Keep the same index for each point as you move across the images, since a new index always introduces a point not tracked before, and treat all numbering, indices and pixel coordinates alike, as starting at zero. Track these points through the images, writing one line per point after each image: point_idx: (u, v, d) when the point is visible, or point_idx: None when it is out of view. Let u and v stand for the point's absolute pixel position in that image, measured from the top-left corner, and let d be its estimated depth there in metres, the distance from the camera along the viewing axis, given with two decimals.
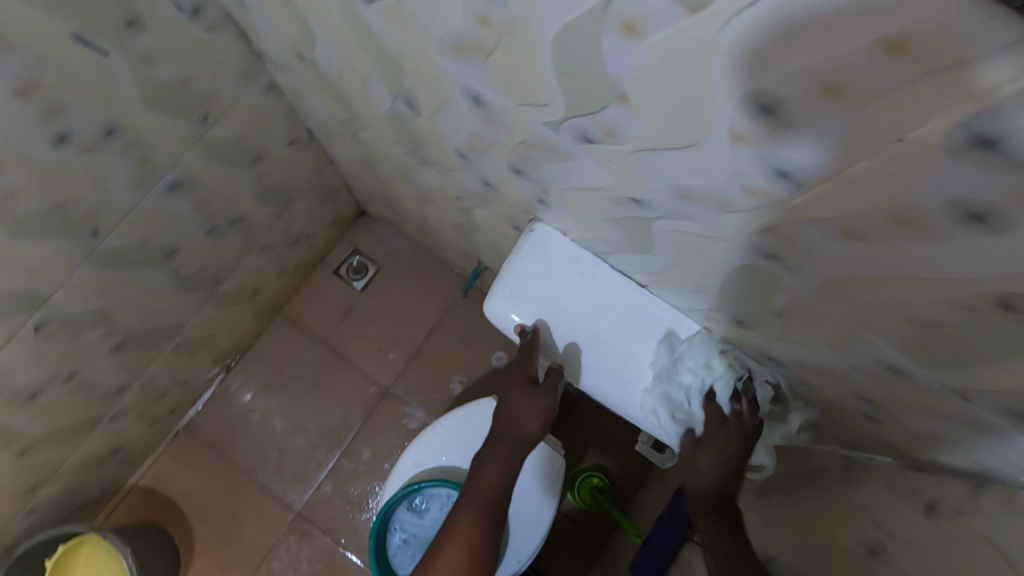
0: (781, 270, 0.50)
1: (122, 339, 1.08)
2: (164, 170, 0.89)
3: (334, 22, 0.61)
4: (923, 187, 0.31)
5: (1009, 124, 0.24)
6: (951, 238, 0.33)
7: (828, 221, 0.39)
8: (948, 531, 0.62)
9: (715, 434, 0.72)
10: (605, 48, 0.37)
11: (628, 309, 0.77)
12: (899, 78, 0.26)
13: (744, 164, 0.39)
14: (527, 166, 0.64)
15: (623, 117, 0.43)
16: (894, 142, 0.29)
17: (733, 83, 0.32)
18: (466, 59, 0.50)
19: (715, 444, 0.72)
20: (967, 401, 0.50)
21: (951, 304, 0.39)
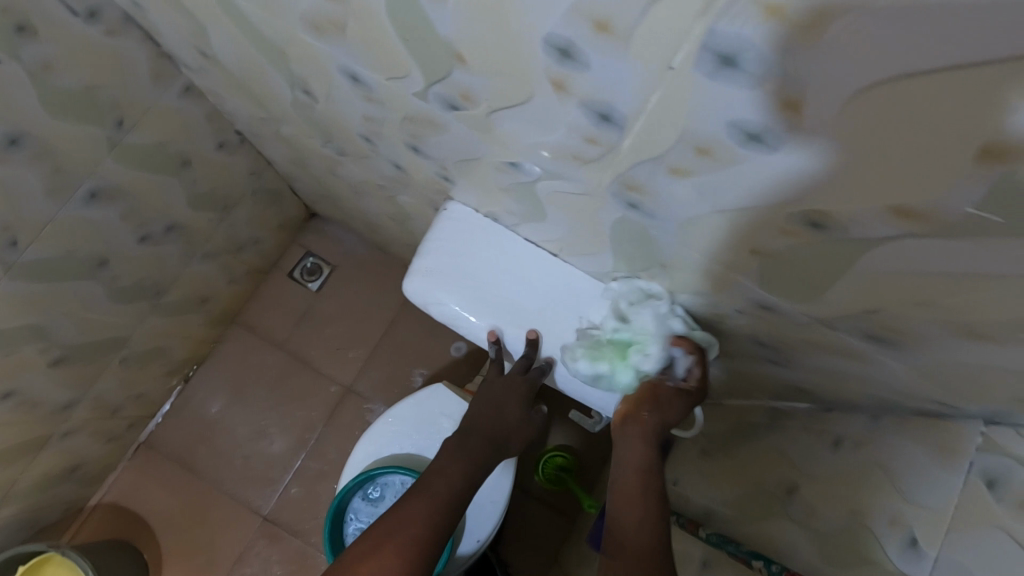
0: (646, 219, 0.52)
1: (61, 353, 1.07)
2: (81, 178, 0.89)
3: (216, 15, 0.63)
4: (704, 115, 0.33)
5: (733, 37, 0.27)
6: (743, 161, 0.35)
7: (653, 159, 0.41)
8: (851, 462, 0.66)
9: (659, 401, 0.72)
10: (426, 8, 0.39)
11: (545, 278, 0.78)
12: (639, 8, 0.28)
13: (575, 111, 0.41)
14: (420, 142, 0.65)
15: (468, 79, 0.45)
16: (667, 72, 0.32)
17: (529, 30, 0.35)
18: (329, 37, 0.51)
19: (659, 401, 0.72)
20: (833, 330, 0.53)
21: (777, 231, 0.41)
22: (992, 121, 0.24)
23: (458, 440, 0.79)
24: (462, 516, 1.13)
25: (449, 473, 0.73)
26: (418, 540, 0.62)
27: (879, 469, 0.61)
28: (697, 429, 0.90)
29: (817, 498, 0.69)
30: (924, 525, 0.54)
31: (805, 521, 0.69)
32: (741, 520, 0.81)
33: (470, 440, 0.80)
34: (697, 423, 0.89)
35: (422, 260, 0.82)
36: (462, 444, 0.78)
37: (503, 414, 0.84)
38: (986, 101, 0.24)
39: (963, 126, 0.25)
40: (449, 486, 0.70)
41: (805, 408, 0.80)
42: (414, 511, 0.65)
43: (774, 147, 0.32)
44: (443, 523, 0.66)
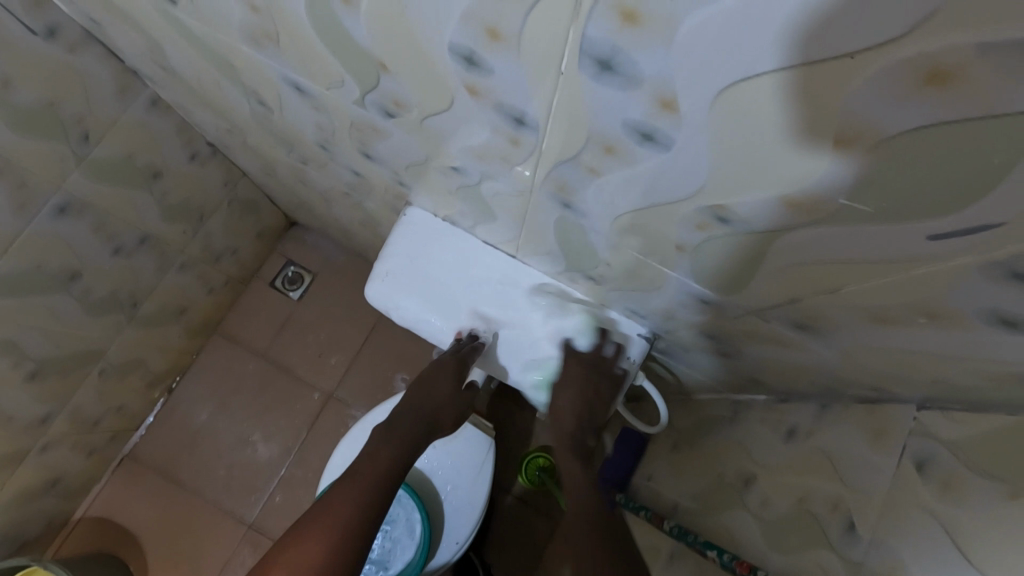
0: (579, 218, 0.53)
1: (36, 367, 1.08)
2: (48, 193, 0.90)
3: (164, 30, 0.64)
4: (601, 115, 0.35)
5: (603, 42, 0.28)
6: (644, 159, 0.37)
7: (569, 160, 0.43)
8: (801, 450, 0.67)
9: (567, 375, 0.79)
10: (342, 19, 0.40)
11: (502, 279, 0.80)
12: (519, 16, 0.30)
13: (491, 114, 0.42)
14: (369, 148, 0.67)
15: (394, 86, 0.46)
16: (559, 76, 0.33)
17: (435, 37, 0.36)
18: (266, 48, 0.53)
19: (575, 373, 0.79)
20: (767, 321, 0.54)
21: (691, 227, 0.43)
22: (836, 110, 0.26)
23: (387, 426, 0.80)
24: (440, 517, 1.14)
25: (380, 456, 0.75)
26: (345, 522, 0.65)
27: (824, 456, 0.63)
28: (661, 425, 0.90)
29: (770, 486, 0.70)
30: (861, 509, 0.54)
31: (758, 510, 0.71)
32: (705, 511, 0.83)
33: (401, 420, 0.81)
34: (662, 418, 0.90)
35: (382, 265, 0.82)
36: (391, 426, 0.81)
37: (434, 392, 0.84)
38: (827, 93, 0.25)
39: (814, 117, 0.27)
40: (378, 469, 0.73)
41: (763, 399, 0.82)
42: (340, 496, 0.68)
43: (668, 146, 0.34)
44: (371, 503, 0.68)
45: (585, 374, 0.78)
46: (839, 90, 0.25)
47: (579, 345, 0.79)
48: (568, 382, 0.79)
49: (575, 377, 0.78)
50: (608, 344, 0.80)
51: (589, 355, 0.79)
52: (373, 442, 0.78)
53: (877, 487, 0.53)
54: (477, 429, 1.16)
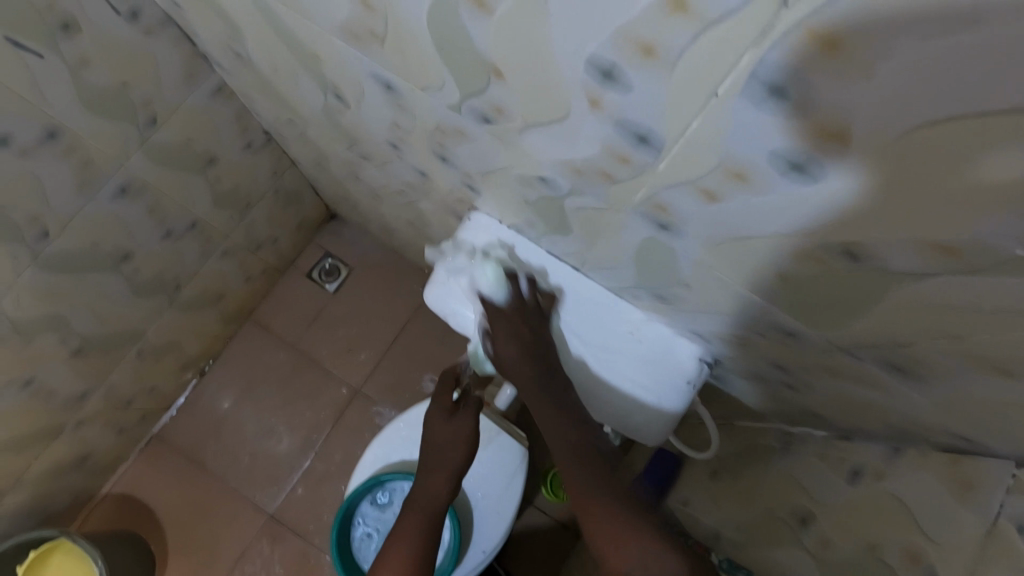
0: (673, 240, 0.52)
1: (80, 343, 1.09)
2: (110, 175, 0.90)
3: (254, 21, 0.64)
4: (744, 142, 0.33)
5: (779, 66, 0.27)
6: (781, 188, 0.35)
7: (687, 183, 0.41)
8: (871, 493, 0.65)
9: (501, 322, 0.77)
10: (466, 23, 0.39)
11: (566, 294, 0.78)
12: (686, 38, 0.28)
13: (607, 131, 0.41)
14: (448, 153, 0.66)
15: (502, 93, 0.45)
16: (712, 99, 0.32)
17: (574, 50, 0.35)
18: (364, 47, 0.52)
19: (508, 324, 0.77)
20: (858, 360, 0.52)
21: (808, 260, 0.42)
22: (902, 161, 0.28)
23: (428, 464, 0.98)
24: (469, 525, 1.12)
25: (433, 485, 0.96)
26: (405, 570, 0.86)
27: (898, 503, 0.60)
28: (711, 452, 0.89)
29: (831, 527, 0.68)
30: (944, 563, 0.51)
31: (817, 551, 0.68)
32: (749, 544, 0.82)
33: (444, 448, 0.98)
34: (712, 445, 0.88)
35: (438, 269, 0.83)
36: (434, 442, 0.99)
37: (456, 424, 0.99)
38: (910, 149, 0.27)
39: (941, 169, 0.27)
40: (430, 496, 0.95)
41: (822, 436, 0.80)
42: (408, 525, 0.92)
43: (817, 180, 0.32)
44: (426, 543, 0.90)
45: (508, 323, 0.77)
46: (919, 144, 0.27)
47: (493, 298, 0.78)
48: (508, 330, 0.77)
49: (512, 321, 0.77)
50: (523, 283, 0.79)
51: (511, 304, 0.77)
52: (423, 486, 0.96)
53: (961, 543, 0.51)
54: (508, 438, 1.14)
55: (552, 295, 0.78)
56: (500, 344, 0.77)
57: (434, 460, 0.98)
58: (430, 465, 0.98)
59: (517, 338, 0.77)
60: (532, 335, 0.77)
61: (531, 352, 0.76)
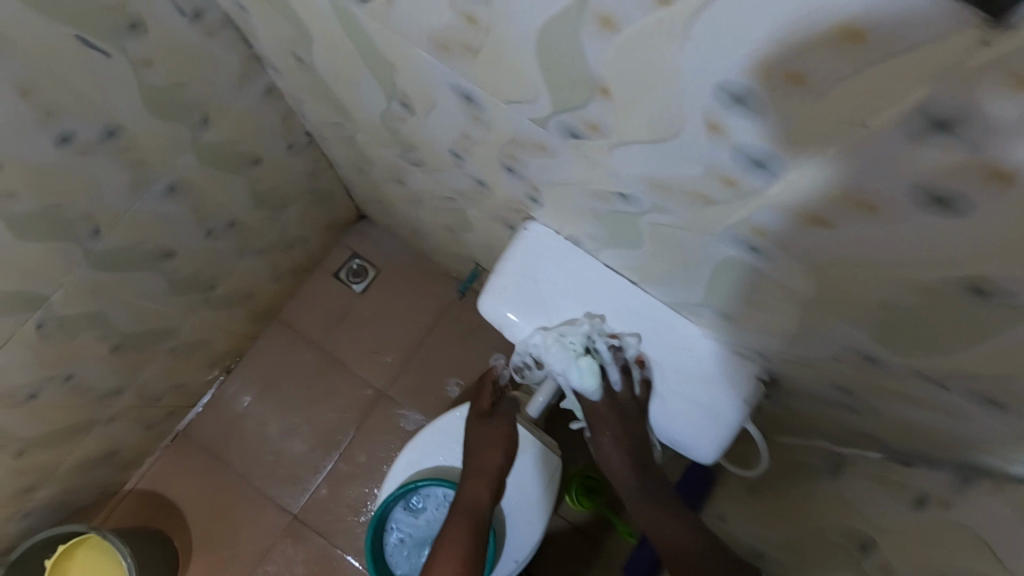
0: (760, 261, 0.51)
1: (119, 340, 1.09)
2: (161, 174, 0.90)
3: (328, 26, 0.63)
4: (883, 172, 0.33)
5: (957, 101, 0.26)
6: (914, 218, 0.34)
7: (798, 208, 0.41)
8: (938, 521, 0.64)
9: (603, 419, 0.84)
10: (584, 42, 0.38)
11: (622, 306, 0.77)
12: (852, 67, 0.28)
13: (718, 154, 0.40)
14: (517, 164, 0.65)
15: (602, 111, 0.45)
16: (859, 129, 0.31)
17: (706, 73, 0.34)
18: (454, 58, 0.52)
19: (614, 428, 0.84)
20: (945, 389, 0.51)
21: (919, 289, 0.41)
22: None
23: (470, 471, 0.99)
24: (502, 535, 1.10)
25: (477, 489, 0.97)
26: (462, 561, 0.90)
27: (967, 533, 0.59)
28: (760, 469, 0.88)
29: (892, 553, 0.67)
30: None
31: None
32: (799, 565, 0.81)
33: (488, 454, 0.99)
34: (762, 462, 0.87)
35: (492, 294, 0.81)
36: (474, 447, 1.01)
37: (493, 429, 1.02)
38: None
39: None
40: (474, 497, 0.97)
41: (876, 458, 0.79)
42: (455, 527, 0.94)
43: (961, 215, 0.32)
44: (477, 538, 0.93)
45: (606, 414, 0.84)
46: None
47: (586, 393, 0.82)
48: (606, 422, 0.84)
49: (614, 417, 0.83)
50: (618, 373, 0.80)
51: (607, 399, 0.82)
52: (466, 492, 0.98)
53: None
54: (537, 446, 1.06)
55: (649, 380, 0.80)
56: (603, 439, 0.85)
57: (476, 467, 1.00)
58: (473, 471, 1.00)
59: (621, 440, 0.84)
60: (634, 426, 0.84)
61: (631, 443, 0.85)
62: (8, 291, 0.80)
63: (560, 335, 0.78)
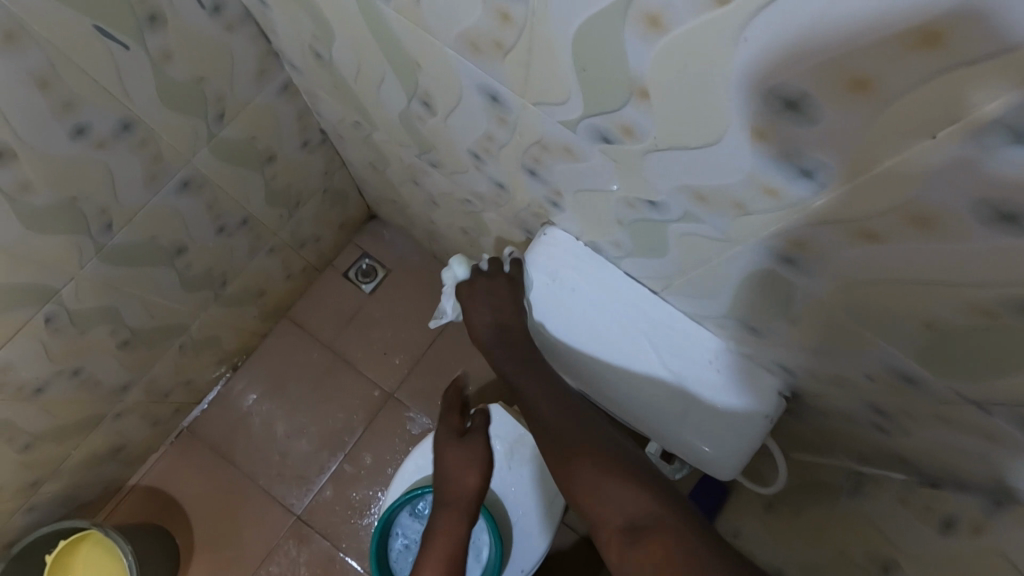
0: (796, 274, 0.49)
1: (129, 336, 1.08)
2: (176, 168, 0.89)
3: (352, 22, 0.62)
4: (948, 186, 0.31)
5: None
6: (976, 236, 0.33)
7: (846, 221, 0.39)
8: (968, 548, 0.61)
9: (477, 291, 0.85)
10: (626, 43, 0.37)
11: (642, 316, 0.76)
12: (927, 72, 0.26)
13: (763, 163, 0.39)
14: (540, 167, 0.64)
15: (639, 115, 0.43)
16: (925, 140, 0.30)
17: (758, 78, 0.33)
18: (483, 58, 0.50)
19: (482, 290, 0.84)
20: (986, 413, 0.49)
21: (971, 310, 0.39)
22: None
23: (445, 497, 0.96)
24: (508, 541, 1.06)
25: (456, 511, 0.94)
26: None
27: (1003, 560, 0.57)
28: (779, 487, 0.86)
29: None
30: None
31: None
32: None
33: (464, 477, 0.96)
34: (780, 480, 0.85)
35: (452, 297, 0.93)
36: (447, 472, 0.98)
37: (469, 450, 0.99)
38: None
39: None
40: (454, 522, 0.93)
41: (900, 479, 0.77)
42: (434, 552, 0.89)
43: None
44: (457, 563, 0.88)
45: (476, 285, 0.85)
46: None
47: (459, 276, 0.87)
48: (478, 297, 0.84)
49: (478, 292, 0.84)
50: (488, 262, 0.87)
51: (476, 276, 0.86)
52: (440, 520, 0.93)
53: None
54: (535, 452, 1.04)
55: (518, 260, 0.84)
56: (473, 307, 0.85)
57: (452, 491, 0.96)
58: (450, 495, 0.96)
59: (493, 309, 0.83)
60: (506, 300, 0.83)
61: (499, 309, 0.83)
62: (20, 283, 0.79)
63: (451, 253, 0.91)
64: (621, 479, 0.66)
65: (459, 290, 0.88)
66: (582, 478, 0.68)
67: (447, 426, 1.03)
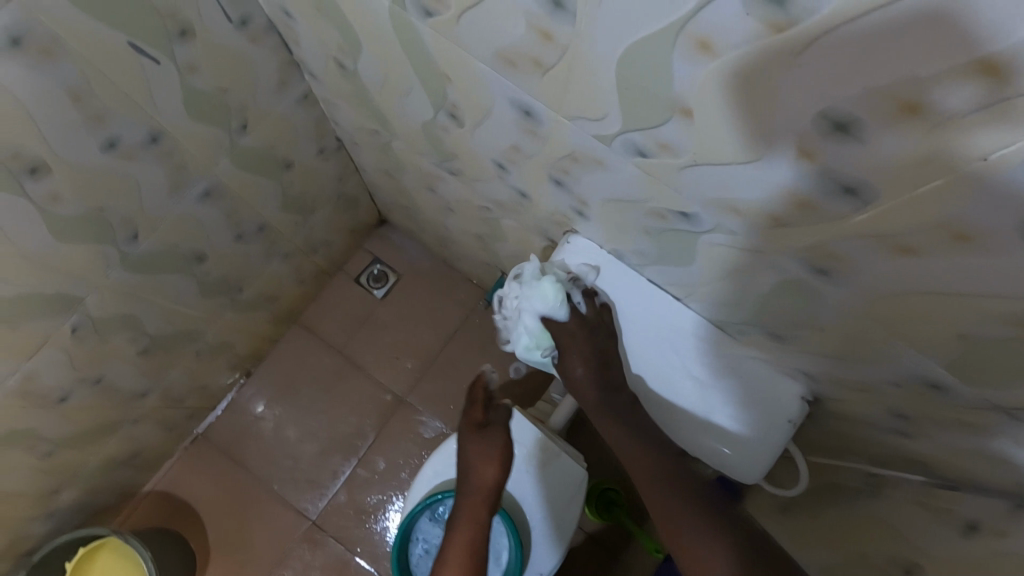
0: (827, 285, 0.50)
1: (148, 343, 1.09)
2: (199, 178, 0.90)
3: (383, 35, 0.63)
4: (994, 205, 0.32)
5: None
6: (1017, 252, 0.34)
7: (885, 236, 0.40)
8: (989, 550, 0.63)
9: (573, 344, 0.78)
10: (674, 64, 0.38)
11: (662, 322, 0.77)
12: (985, 99, 0.28)
13: (805, 180, 0.40)
14: (568, 178, 0.65)
15: (679, 132, 0.44)
16: (976, 161, 0.31)
17: (808, 101, 0.34)
18: (520, 74, 0.51)
19: (581, 342, 0.78)
20: (1011, 419, 0.51)
21: (1004, 322, 0.40)
22: None
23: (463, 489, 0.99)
24: (528, 545, 1.05)
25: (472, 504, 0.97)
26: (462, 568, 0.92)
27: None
28: (796, 491, 0.86)
29: None
30: None
31: None
32: None
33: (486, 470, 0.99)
34: (800, 483, 0.85)
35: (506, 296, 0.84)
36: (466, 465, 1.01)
37: (488, 444, 1.00)
38: None
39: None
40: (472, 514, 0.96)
41: (918, 482, 0.77)
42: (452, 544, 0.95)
43: None
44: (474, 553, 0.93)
45: (574, 335, 0.78)
46: None
47: (554, 317, 0.79)
48: (575, 349, 0.78)
49: (576, 345, 0.78)
50: (579, 298, 0.78)
51: (573, 322, 0.78)
52: (461, 510, 0.97)
53: None
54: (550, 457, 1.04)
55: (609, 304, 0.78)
56: (571, 360, 0.79)
57: (472, 484, 0.98)
58: (470, 489, 0.98)
59: (591, 363, 0.78)
60: (604, 353, 0.78)
61: (598, 361, 0.78)
62: (48, 293, 0.79)
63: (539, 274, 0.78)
64: (727, 546, 0.64)
65: (553, 332, 0.80)
66: (677, 537, 0.67)
67: (467, 419, 1.05)
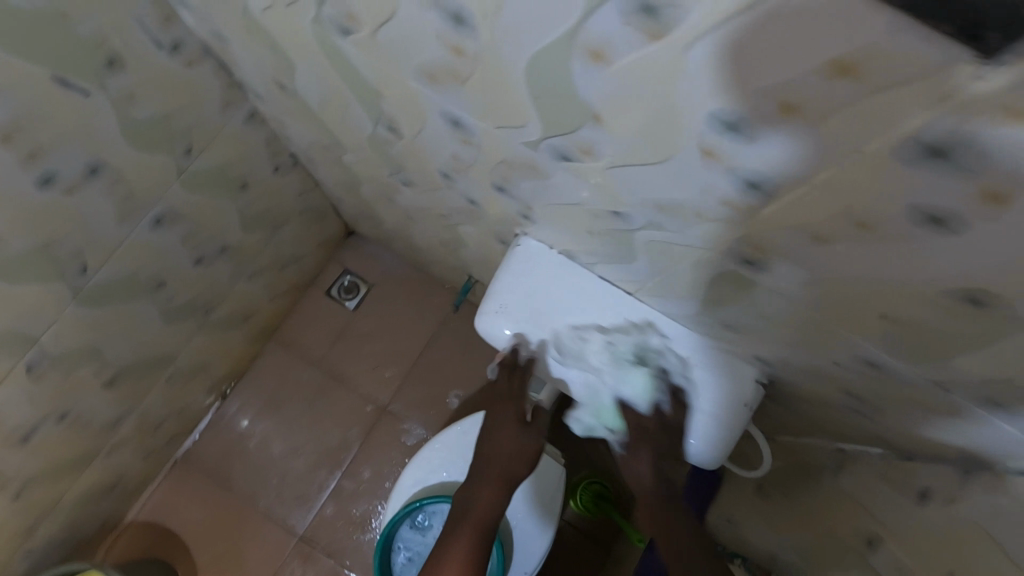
0: (759, 274, 0.51)
1: (114, 374, 1.08)
2: (149, 205, 0.89)
3: (311, 53, 0.62)
4: (882, 195, 0.33)
5: (954, 130, 0.26)
6: (912, 237, 0.35)
7: (798, 225, 0.41)
8: (941, 518, 0.64)
9: (638, 443, 0.80)
10: (574, 72, 0.38)
11: (619, 314, 0.78)
12: (849, 98, 0.28)
13: (713, 176, 0.40)
14: (509, 184, 0.65)
15: (596, 136, 0.44)
16: (856, 155, 0.31)
17: (700, 102, 0.34)
18: (443, 86, 0.51)
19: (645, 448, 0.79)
20: (947, 391, 0.52)
21: (920, 300, 0.41)
22: None
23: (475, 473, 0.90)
24: (510, 547, 1.07)
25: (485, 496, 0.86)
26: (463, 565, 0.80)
27: (975, 525, 0.60)
28: (763, 470, 0.87)
29: (907, 553, 0.67)
30: None
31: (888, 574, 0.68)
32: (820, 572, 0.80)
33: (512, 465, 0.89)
34: (767, 462, 0.87)
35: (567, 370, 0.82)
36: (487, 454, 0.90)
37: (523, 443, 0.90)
38: None
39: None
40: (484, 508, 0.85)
41: (878, 454, 0.79)
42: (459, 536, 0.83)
43: (958, 233, 0.32)
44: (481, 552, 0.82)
45: (647, 435, 0.79)
46: None
47: (636, 406, 0.79)
48: (635, 427, 0.79)
49: (648, 439, 0.79)
50: (666, 401, 0.78)
51: (652, 420, 0.79)
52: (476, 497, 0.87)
53: None
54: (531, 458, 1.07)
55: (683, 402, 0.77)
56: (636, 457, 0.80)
57: (489, 471, 0.89)
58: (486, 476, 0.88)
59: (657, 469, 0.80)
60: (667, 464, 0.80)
61: (660, 461, 0.79)
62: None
63: (631, 363, 0.78)
64: None
65: (627, 420, 0.80)
66: None
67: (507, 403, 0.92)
